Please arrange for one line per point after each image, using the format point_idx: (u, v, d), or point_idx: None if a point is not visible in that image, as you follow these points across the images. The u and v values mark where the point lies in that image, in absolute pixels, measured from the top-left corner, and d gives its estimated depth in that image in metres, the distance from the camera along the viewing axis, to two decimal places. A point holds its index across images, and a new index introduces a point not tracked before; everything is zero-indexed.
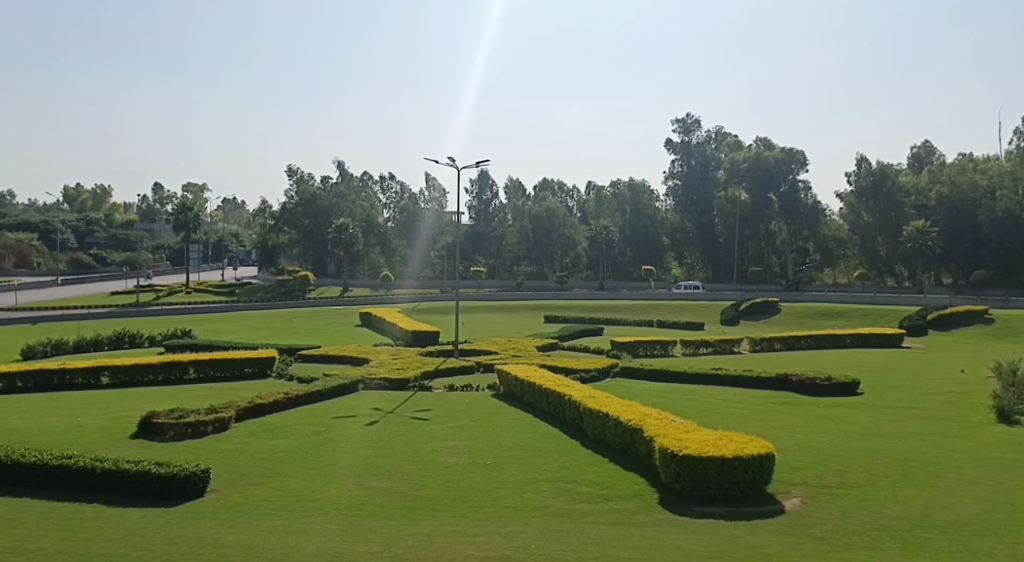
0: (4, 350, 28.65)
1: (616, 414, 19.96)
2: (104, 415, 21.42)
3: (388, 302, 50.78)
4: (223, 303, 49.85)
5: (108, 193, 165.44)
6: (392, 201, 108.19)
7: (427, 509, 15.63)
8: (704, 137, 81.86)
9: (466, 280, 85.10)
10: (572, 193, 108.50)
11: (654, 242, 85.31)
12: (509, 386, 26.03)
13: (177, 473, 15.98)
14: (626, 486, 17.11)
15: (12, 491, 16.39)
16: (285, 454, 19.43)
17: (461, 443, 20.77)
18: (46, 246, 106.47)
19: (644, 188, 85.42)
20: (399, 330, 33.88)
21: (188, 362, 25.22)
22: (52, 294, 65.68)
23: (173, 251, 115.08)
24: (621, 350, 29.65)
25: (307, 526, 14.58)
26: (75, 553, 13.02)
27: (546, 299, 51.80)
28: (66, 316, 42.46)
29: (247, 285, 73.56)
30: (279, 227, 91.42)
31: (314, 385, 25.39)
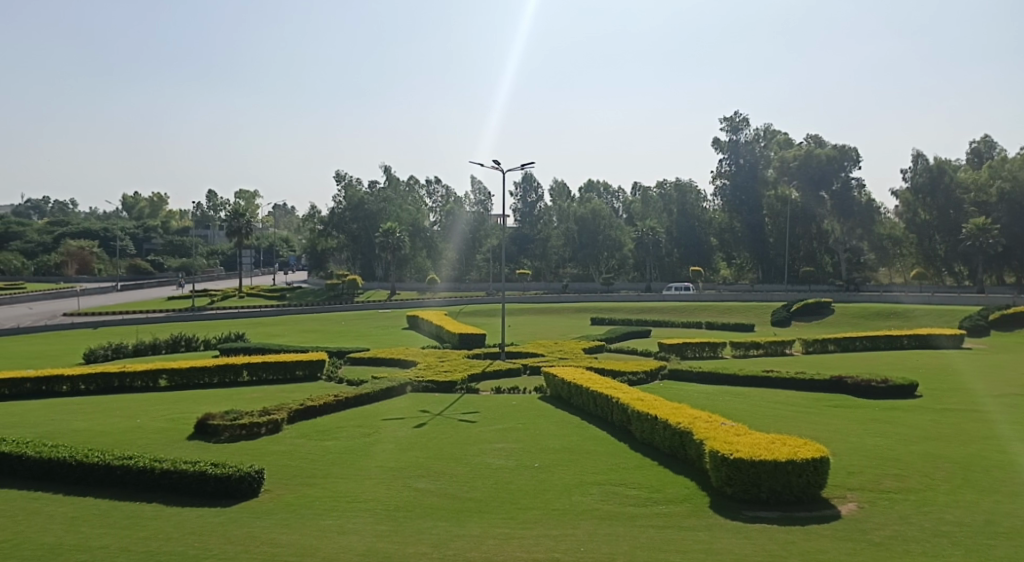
0: (69, 353, 29.73)
1: (665, 417, 19.75)
2: (163, 417, 22.05)
3: (436, 305, 51.20)
4: (276, 307, 50.88)
5: (165, 201, 170.38)
6: (437, 205, 109.16)
7: (476, 511, 15.69)
8: (753, 135, 80.25)
9: (513, 282, 85.30)
10: (617, 194, 107.83)
11: (702, 243, 84.70)
12: (556, 388, 25.98)
13: (233, 473, 16.36)
14: (675, 490, 16.91)
15: (77, 489, 16.97)
16: (336, 455, 19.71)
17: (508, 445, 20.79)
18: (107, 252, 110.32)
19: (691, 189, 84.83)
20: (446, 332, 34.09)
21: (242, 365, 25.84)
22: (112, 299, 67.93)
23: (226, 256, 118.13)
24: (669, 352, 29.34)
25: (358, 527, 14.77)
26: (136, 551, 13.41)
27: (593, 301, 51.55)
28: (127, 320, 43.85)
29: (297, 289, 74.89)
30: (328, 232, 93.10)
31: (363, 387, 25.74)
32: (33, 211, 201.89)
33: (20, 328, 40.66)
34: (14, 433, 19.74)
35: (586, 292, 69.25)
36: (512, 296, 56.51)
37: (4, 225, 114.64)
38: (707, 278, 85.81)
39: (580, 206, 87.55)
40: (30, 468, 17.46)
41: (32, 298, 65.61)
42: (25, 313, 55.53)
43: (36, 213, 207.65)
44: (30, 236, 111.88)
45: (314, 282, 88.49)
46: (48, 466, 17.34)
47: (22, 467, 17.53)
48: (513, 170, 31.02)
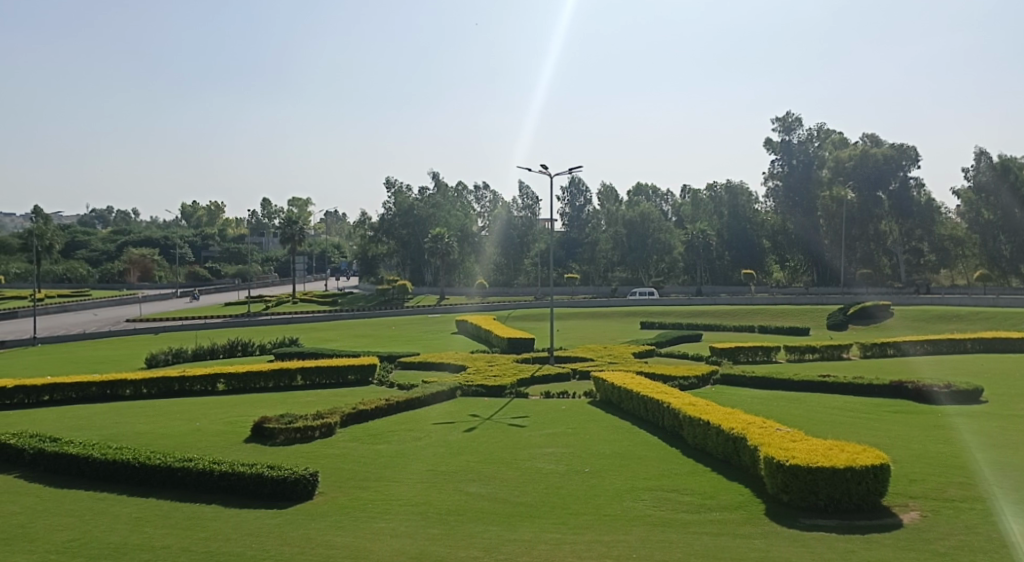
0: (131, 358, 30.69)
1: (718, 422, 19.49)
2: (221, 420, 22.60)
3: (486, 309, 51.48)
4: (330, 312, 51.63)
5: (221, 209, 175.11)
6: (485, 210, 109.84)
7: (528, 516, 15.68)
8: (806, 135, 78.86)
9: (562, 286, 85.31)
10: (665, 197, 106.71)
11: (753, 245, 82.96)
12: (606, 393, 25.84)
13: (288, 475, 16.67)
14: (730, 496, 16.66)
15: (140, 490, 17.48)
16: (389, 458, 19.96)
17: (559, 450, 20.73)
18: (167, 260, 113.94)
19: (742, 190, 83.36)
20: (495, 337, 34.17)
21: (296, 369, 26.40)
22: (172, 305, 69.90)
23: (280, 263, 120.76)
24: (721, 356, 28.93)
25: (411, 530, 14.90)
26: (198, 551, 13.75)
27: (643, 305, 51.18)
28: (188, 326, 45.07)
29: (349, 295, 75.83)
30: (379, 237, 94.32)
31: (414, 391, 25.98)
32: (98, 221, 209.57)
33: (88, 334, 42.18)
34: (81, 434, 20.48)
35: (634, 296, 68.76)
36: (562, 300, 56.43)
37: (72, 234, 119.30)
38: (760, 281, 83.98)
39: (628, 210, 86.34)
40: (96, 469, 18.06)
41: (97, 304, 68.12)
42: (92, 319, 57.68)
43: (101, 222, 215.58)
44: (95, 244, 116.29)
45: (366, 287, 89.91)
46: (113, 467, 17.93)
47: (88, 468, 18.15)
48: (561, 174, 31.03)
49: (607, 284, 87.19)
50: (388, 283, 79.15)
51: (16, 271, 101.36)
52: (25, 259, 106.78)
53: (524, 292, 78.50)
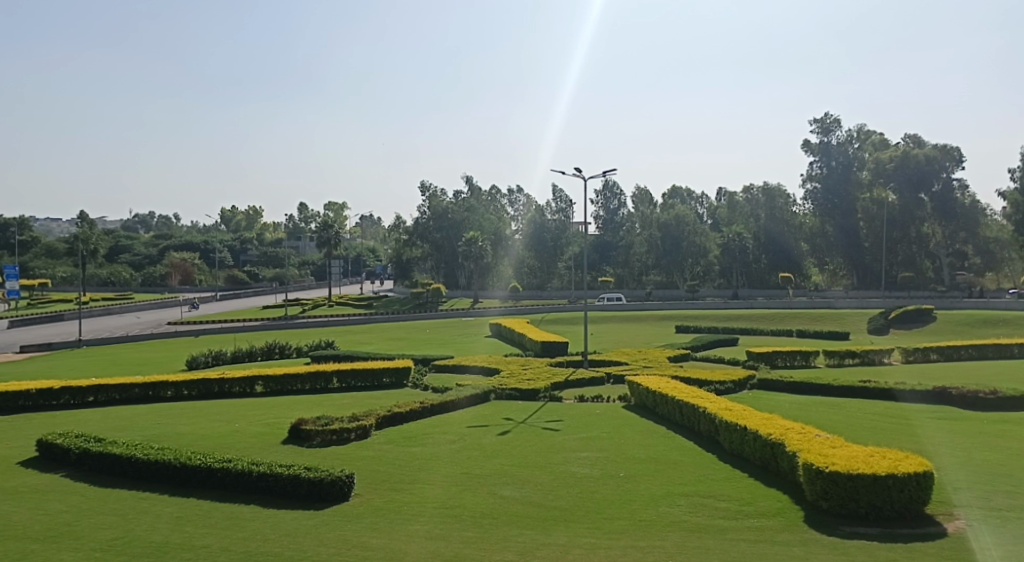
0: (172, 361, 31.25)
1: (755, 427, 19.25)
2: (260, 422, 22.91)
3: (520, 312, 51.54)
4: (366, 315, 51.99)
5: (259, 214, 177.90)
6: (519, 214, 110.00)
7: (562, 520, 15.63)
8: (846, 137, 77.30)
9: (596, 290, 85.19)
10: (700, 199, 105.72)
11: (792, 247, 81.78)
12: (641, 397, 25.66)
13: (325, 477, 16.84)
14: (767, 503, 16.41)
15: (180, 490, 17.81)
16: (423, 461, 20.03)
17: (593, 455, 20.64)
18: (206, 263, 116.06)
19: (780, 193, 82.40)
20: (529, 340, 34.13)
21: (332, 372, 26.71)
22: (211, 309, 71.17)
23: (317, 266, 122.33)
24: (758, 361, 28.57)
25: (446, 533, 14.94)
26: (237, 552, 13.93)
27: (678, 308, 50.80)
28: (229, 328, 45.82)
29: (384, 298, 76.49)
30: (413, 241, 95.13)
31: (448, 394, 26.09)
32: (141, 226, 214.36)
33: (132, 336, 43.15)
34: (124, 434, 20.92)
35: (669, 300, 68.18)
36: (596, 304, 56.26)
37: (116, 239, 122.16)
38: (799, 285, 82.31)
39: (663, 213, 86.10)
40: (139, 469, 18.42)
41: (140, 307, 69.64)
42: (136, 322, 58.99)
43: (144, 227, 220.57)
44: (138, 248, 118.97)
45: (400, 290, 90.68)
46: (154, 467, 18.28)
47: (131, 468, 18.52)
48: (595, 177, 30.96)
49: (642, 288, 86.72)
50: (422, 287, 79.75)
51: (62, 274, 104.23)
52: (71, 263, 109.74)
53: (558, 295, 78.60)
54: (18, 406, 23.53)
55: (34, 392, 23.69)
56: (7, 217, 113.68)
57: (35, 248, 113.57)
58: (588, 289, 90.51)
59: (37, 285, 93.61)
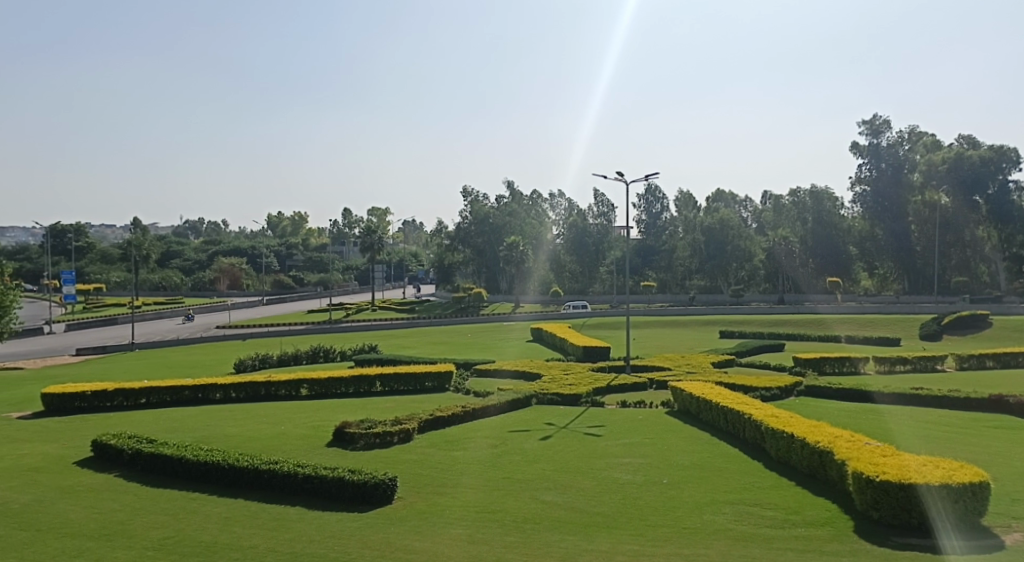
0: (221, 364, 31.92)
1: (802, 435, 18.88)
2: (305, 424, 23.23)
3: (562, 317, 51.49)
4: (410, 319, 52.45)
5: (304, 219, 180.90)
6: (561, 218, 109.86)
7: (604, 527, 15.52)
8: (896, 138, 75.47)
9: (638, 295, 84.81)
10: (744, 203, 104.60)
11: (841, 253, 79.92)
12: (684, 403, 25.37)
13: (369, 479, 16.99)
14: (815, 512, 16.07)
15: (228, 491, 18.14)
16: (466, 465, 20.09)
17: (635, 461, 20.47)
18: (253, 268, 118.20)
19: (828, 196, 79.51)
20: (570, 345, 34.00)
21: (375, 375, 26.99)
22: (258, 313, 72.62)
23: (360, 271, 123.81)
24: (805, 367, 27.98)
25: (487, 537, 14.97)
26: (283, 552, 14.13)
27: (723, 313, 50.21)
28: (276, 332, 46.66)
29: (426, 302, 77.14)
30: (455, 246, 95.99)
31: (489, 398, 26.19)
32: (191, 232, 219.58)
33: (184, 339, 44.17)
34: (176, 436, 21.39)
35: (713, 305, 67.65)
36: (639, 309, 55.96)
37: (167, 244, 125.43)
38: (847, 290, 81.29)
39: (708, 217, 85.55)
40: (189, 470, 18.82)
41: (189, 310, 71.21)
42: (186, 326, 60.31)
43: (194, 233, 225.91)
44: (188, 254, 121.89)
45: (442, 294, 91.39)
46: (204, 468, 18.64)
47: (181, 469, 18.91)
48: (636, 180, 30.75)
49: (685, 292, 86.20)
50: (464, 292, 80.19)
51: (116, 279, 107.27)
52: (124, 268, 112.94)
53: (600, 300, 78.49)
54: (73, 407, 24.21)
55: (90, 393, 24.36)
56: (65, 223, 117.39)
57: (90, 253, 117.06)
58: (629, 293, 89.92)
59: (93, 290, 96.43)
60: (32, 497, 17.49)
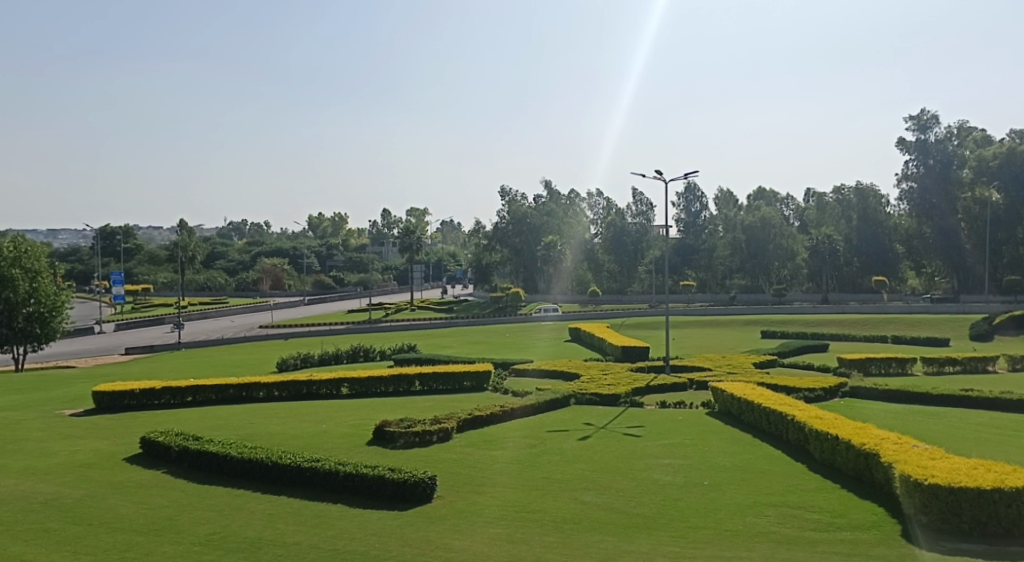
0: (263, 363, 32.46)
1: (847, 437, 18.54)
2: (346, 423, 23.50)
3: (600, 316, 51.27)
4: (449, 319, 52.73)
5: (344, 220, 183.25)
6: (598, 217, 109.58)
7: (644, 528, 15.42)
8: (944, 134, 73.33)
9: (678, 294, 84.29)
10: (786, 201, 103.28)
11: (887, 251, 79.14)
12: (726, 404, 25.10)
13: (408, 478, 17.13)
14: (861, 516, 15.75)
15: (271, 488, 18.42)
16: (504, 465, 20.13)
17: (676, 461, 20.32)
18: (294, 268, 120.14)
19: (872, 193, 78.78)
20: (609, 345, 33.87)
21: (414, 375, 27.20)
22: (300, 313, 73.92)
23: (399, 271, 124.94)
24: (850, 367, 27.46)
25: (526, 537, 14.98)
26: (325, 549, 14.31)
27: (765, 313, 49.52)
28: (319, 331, 47.29)
29: (464, 302, 77.53)
30: (492, 246, 96.44)
31: (528, 398, 26.19)
32: (235, 233, 223.82)
33: (229, 339, 45.03)
34: (221, 433, 21.82)
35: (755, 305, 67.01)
36: (680, 308, 55.50)
37: (212, 246, 128.04)
38: (892, 289, 80.45)
39: (748, 215, 84.58)
40: (234, 467, 19.15)
41: (234, 310, 72.68)
42: (231, 325, 61.49)
43: (238, 235, 230.88)
44: (232, 255, 124.38)
45: (479, 295, 91.62)
46: (248, 466, 18.96)
47: (225, 466, 19.27)
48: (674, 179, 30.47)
49: (725, 292, 85.68)
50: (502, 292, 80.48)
51: (163, 280, 109.85)
52: (170, 269, 115.64)
53: (639, 300, 78.03)
54: (123, 404, 24.78)
55: (138, 392, 24.91)
56: (114, 225, 120.62)
57: (138, 255, 120.09)
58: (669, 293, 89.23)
59: (141, 291, 98.80)
60: (85, 492, 17.96)
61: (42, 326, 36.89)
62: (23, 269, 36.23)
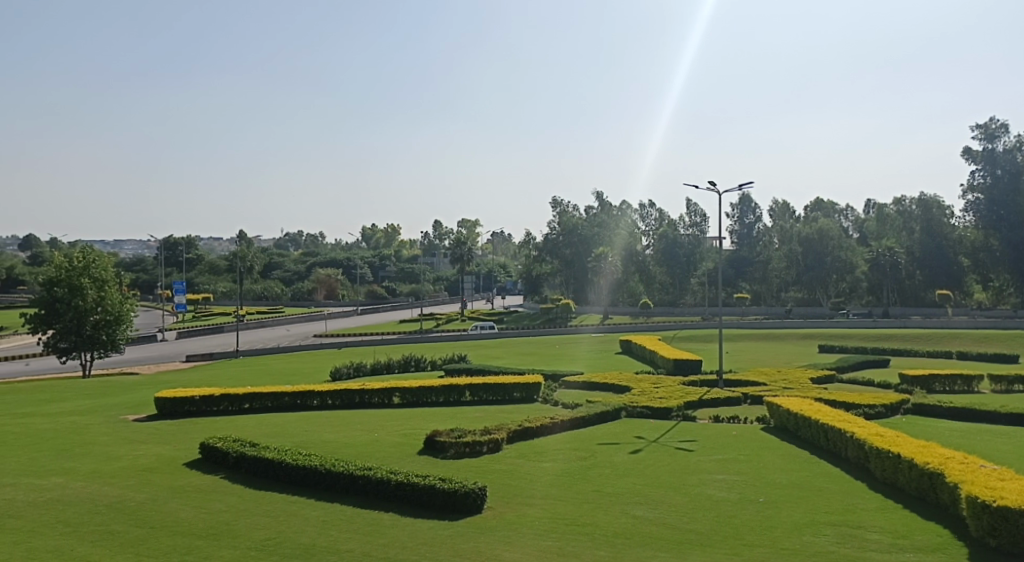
0: (318, 371, 32.98)
1: (910, 455, 17.97)
2: (397, 432, 23.70)
3: (652, 329, 50.84)
4: (502, 329, 52.99)
5: (397, 231, 185.82)
6: (651, 228, 108.83)
7: (698, 544, 15.16)
8: (1014, 143, 71.21)
9: (732, 308, 83.42)
10: (845, 212, 101.17)
11: (951, 265, 76.55)
12: (782, 419, 24.59)
13: (459, 488, 17.17)
14: (925, 537, 15.22)
15: (324, 495, 18.65)
16: (554, 477, 20.02)
17: (730, 477, 19.93)
18: (348, 278, 122.21)
19: (936, 204, 76.75)
20: (661, 358, 33.56)
21: (465, 385, 27.35)
22: (354, 322, 75.06)
23: (450, 282, 126.00)
24: (913, 385, 26.64)
25: (578, 550, 14.86)
26: (377, 557, 14.43)
27: (822, 327, 48.34)
28: (373, 341, 47.81)
29: (515, 314, 77.52)
30: (543, 257, 96.92)
31: (579, 410, 26.03)
32: (291, 243, 228.57)
33: (286, 347, 45.95)
34: (276, 441, 22.19)
35: (814, 318, 65.83)
36: (735, 321, 54.69)
37: (269, 256, 131.15)
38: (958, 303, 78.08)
39: (805, 228, 83.65)
40: (289, 473, 19.45)
41: (291, 320, 74.39)
42: (287, 334, 62.86)
43: (295, 244, 235.80)
44: (289, 265, 127.39)
45: (529, 305, 91.91)
46: (303, 473, 19.24)
47: (280, 472, 19.60)
48: (729, 191, 30.12)
49: (781, 305, 85.34)
50: (553, 303, 80.63)
51: (223, 289, 112.81)
52: (230, 279, 118.80)
53: (691, 313, 77.40)
54: (184, 410, 25.44)
55: (198, 398, 25.54)
56: (177, 236, 124.53)
57: (200, 265, 123.70)
58: (723, 306, 88.21)
59: (201, 300, 101.57)
60: (147, 496, 18.46)
61: (109, 333, 38.18)
62: (92, 279, 37.58)
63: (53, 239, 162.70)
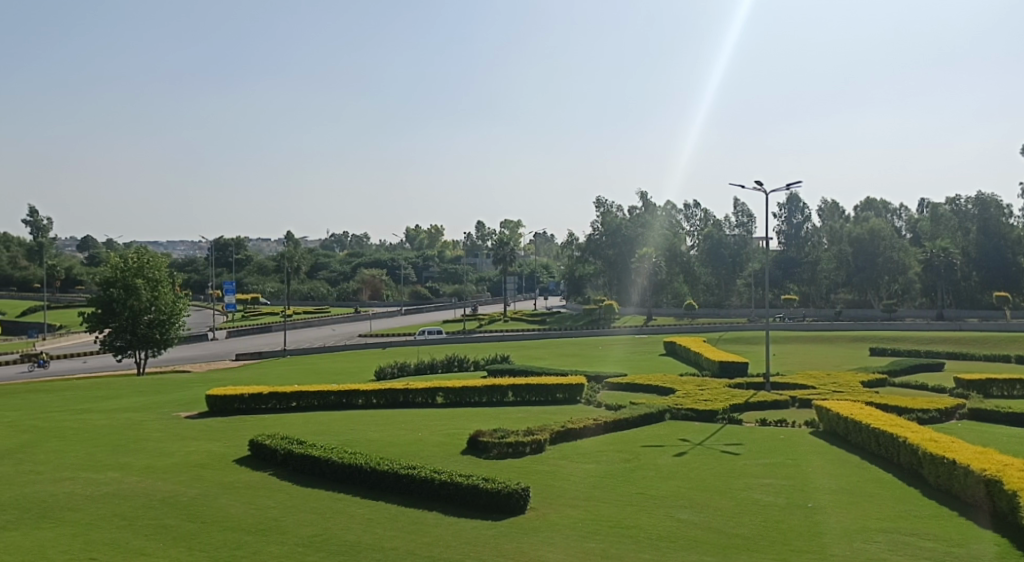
0: (362, 371, 33.36)
1: (966, 461, 17.45)
2: (441, 432, 23.83)
3: (700, 331, 50.41)
4: (548, 330, 53.08)
5: (440, 231, 187.50)
6: (696, 229, 107.90)
7: (745, 549, 14.96)
8: None
9: (779, 310, 82.56)
10: (897, 211, 98.90)
11: (1010, 265, 74.24)
12: (831, 423, 24.13)
13: (502, 488, 17.20)
14: (983, 546, 14.75)
15: (369, 493, 18.83)
16: (596, 479, 19.93)
17: (777, 482, 19.59)
18: (392, 279, 123.57)
19: (994, 202, 74.73)
20: (706, 360, 33.19)
21: (508, 386, 27.41)
22: (399, 322, 75.71)
23: (492, 282, 126.45)
24: (969, 389, 25.91)
25: (621, 553, 14.76)
26: (421, 555, 14.53)
27: (875, 330, 47.25)
28: (417, 341, 48.26)
29: (557, 314, 77.46)
30: (586, 258, 96.91)
31: (622, 412, 25.90)
32: (338, 244, 232.63)
33: (331, 346, 46.57)
34: (322, 439, 22.52)
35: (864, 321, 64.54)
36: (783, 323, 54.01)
37: (315, 257, 133.70)
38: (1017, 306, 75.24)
39: (856, 228, 82.02)
40: (335, 472, 19.70)
41: (339, 320, 75.50)
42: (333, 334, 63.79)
43: (341, 245, 240.09)
44: (334, 266, 129.39)
45: (572, 306, 91.88)
46: (348, 471, 19.46)
47: (326, 470, 19.88)
48: (776, 191, 29.63)
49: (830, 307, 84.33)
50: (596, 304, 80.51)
51: (270, 289, 114.93)
52: (278, 279, 121.08)
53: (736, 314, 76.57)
54: (233, 408, 25.97)
55: (247, 396, 26.04)
56: (227, 237, 127.48)
57: (249, 265, 126.38)
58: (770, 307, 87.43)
59: (250, 300, 103.65)
60: (198, 491, 18.87)
61: (161, 332, 39.18)
62: (147, 279, 38.56)
63: (109, 240, 168.10)
